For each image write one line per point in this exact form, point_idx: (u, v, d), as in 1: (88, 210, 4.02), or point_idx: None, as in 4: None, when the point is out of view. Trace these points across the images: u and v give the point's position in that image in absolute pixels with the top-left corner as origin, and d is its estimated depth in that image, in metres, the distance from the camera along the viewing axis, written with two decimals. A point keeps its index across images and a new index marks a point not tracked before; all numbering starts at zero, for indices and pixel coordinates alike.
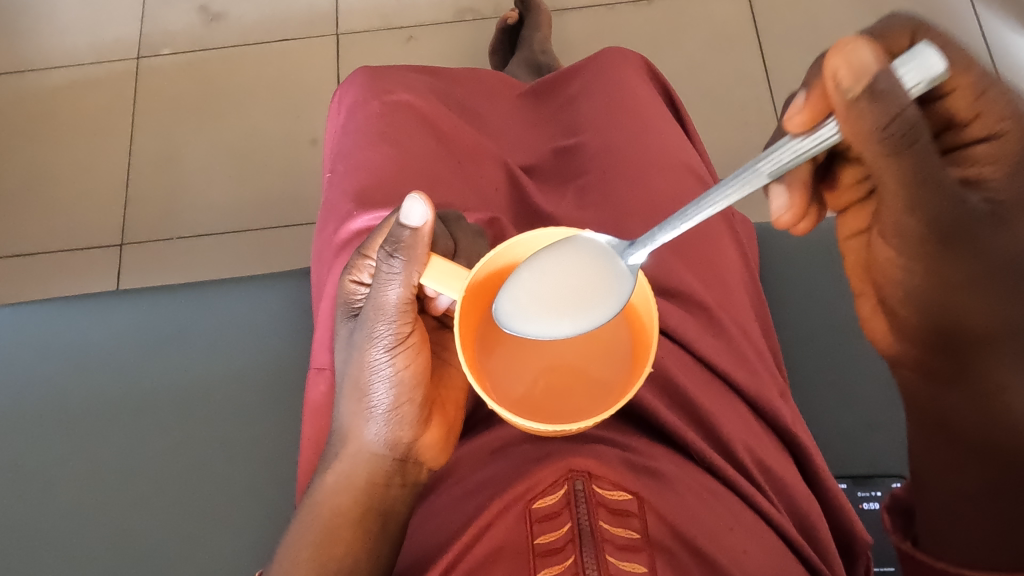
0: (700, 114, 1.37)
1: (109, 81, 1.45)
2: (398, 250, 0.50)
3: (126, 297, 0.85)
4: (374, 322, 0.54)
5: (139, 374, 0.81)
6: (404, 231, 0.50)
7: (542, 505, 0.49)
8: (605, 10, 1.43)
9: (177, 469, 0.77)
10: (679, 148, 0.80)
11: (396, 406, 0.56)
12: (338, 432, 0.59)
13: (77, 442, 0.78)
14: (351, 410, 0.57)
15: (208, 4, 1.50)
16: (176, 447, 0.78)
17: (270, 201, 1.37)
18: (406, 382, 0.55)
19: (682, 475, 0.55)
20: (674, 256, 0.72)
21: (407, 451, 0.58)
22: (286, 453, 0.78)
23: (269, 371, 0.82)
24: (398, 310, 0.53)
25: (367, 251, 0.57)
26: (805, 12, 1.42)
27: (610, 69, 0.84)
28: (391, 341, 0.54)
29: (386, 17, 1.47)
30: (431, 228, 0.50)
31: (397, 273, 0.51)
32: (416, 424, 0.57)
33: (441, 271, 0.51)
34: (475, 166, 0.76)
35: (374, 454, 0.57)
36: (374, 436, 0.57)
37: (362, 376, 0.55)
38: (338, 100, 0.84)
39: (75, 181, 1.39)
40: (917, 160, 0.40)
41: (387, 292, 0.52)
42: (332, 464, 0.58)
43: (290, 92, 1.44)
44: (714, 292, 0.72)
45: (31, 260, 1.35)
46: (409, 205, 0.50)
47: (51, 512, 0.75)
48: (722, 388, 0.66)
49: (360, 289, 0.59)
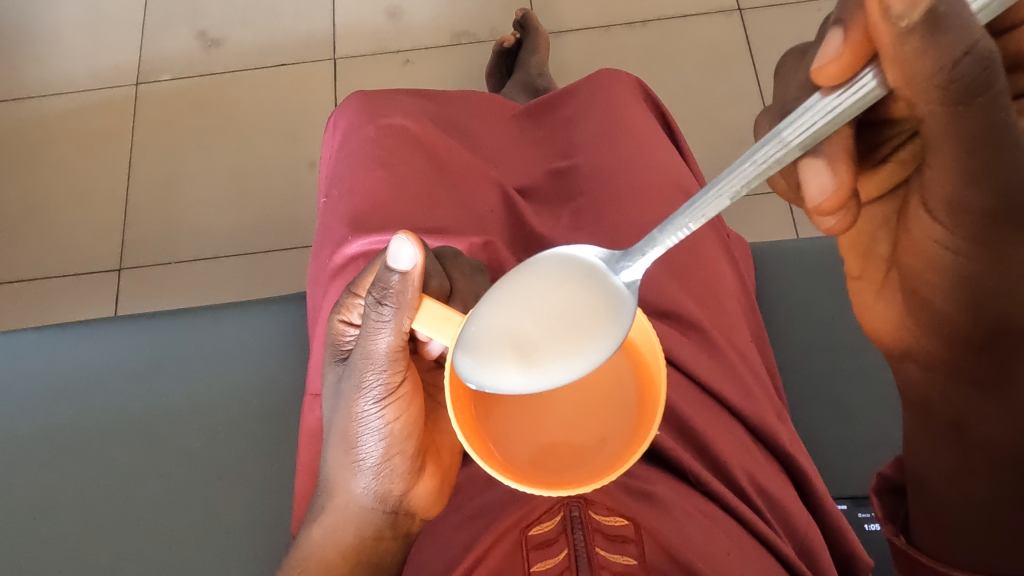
0: (694, 133, 1.38)
1: (105, 107, 1.46)
2: (387, 297, 0.50)
3: (119, 321, 0.85)
4: (363, 372, 0.53)
5: (136, 403, 0.81)
6: (393, 275, 0.49)
7: (537, 531, 0.49)
8: (599, 32, 1.45)
9: (166, 492, 0.77)
10: (674, 169, 0.80)
11: (386, 459, 0.56)
12: (325, 483, 0.59)
13: (67, 467, 0.78)
14: (338, 462, 0.57)
15: (206, 30, 1.51)
16: (175, 478, 0.77)
17: (268, 226, 1.38)
18: (397, 434, 0.55)
19: (679, 499, 0.55)
20: (672, 279, 0.72)
21: (398, 503, 0.58)
22: (279, 475, 0.78)
23: (265, 394, 0.82)
24: (388, 360, 0.53)
25: (356, 290, 0.56)
26: (800, 32, 1.43)
27: (606, 89, 0.84)
28: (381, 393, 0.53)
29: (383, 41, 1.48)
30: (421, 270, 0.49)
31: (388, 321, 0.50)
32: (406, 477, 0.57)
33: (432, 315, 0.49)
34: (470, 189, 0.76)
35: (363, 505, 0.58)
36: (361, 489, 0.57)
37: (351, 428, 0.55)
38: (332, 124, 0.84)
39: (69, 206, 1.40)
40: (981, 118, 0.34)
41: (377, 340, 0.52)
42: (321, 511, 0.59)
43: (286, 116, 1.44)
44: (710, 315, 0.72)
45: (27, 285, 1.35)
46: (398, 248, 0.49)
47: (49, 546, 0.74)
48: (719, 409, 0.67)
49: (349, 330, 0.58)
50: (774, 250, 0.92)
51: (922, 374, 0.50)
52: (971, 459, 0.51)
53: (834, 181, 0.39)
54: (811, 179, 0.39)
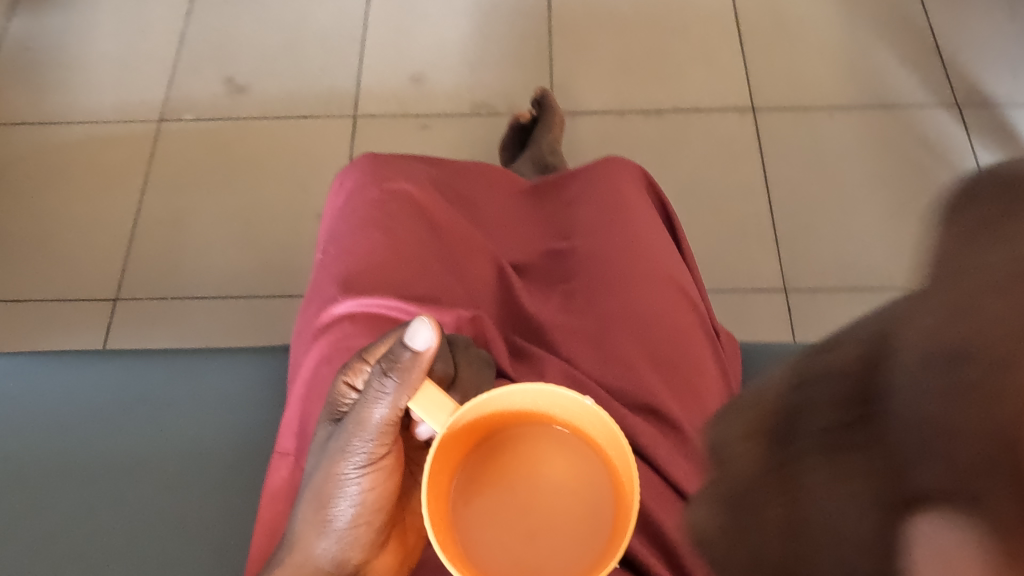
0: (697, 225, 1.40)
1: (125, 140, 1.49)
2: (394, 370, 0.51)
3: (103, 356, 0.84)
4: (353, 438, 0.54)
5: (107, 438, 0.79)
6: (406, 352, 0.51)
7: None
8: (614, 119, 1.49)
9: (124, 537, 0.75)
10: (670, 261, 0.81)
11: (353, 527, 0.57)
12: (287, 536, 0.57)
13: (28, 499, 0.76)
14: (306, 519, 0.57)
15: (234, 77, 1.55)
16: (132, 522, 0.76)
17: (268, 271, 1.38)
18: (369, 503, 0.56)
19: None
20: (652, 366, 0.72)
21: (354, 570, 0.58)
22: (238, 531, 0.76)
23: (237, 445, 0.80)
24: (378, 431, 0.54)
25: (368, 357, 0.56)
26: (809, 138, 1.47)
27: (611, 175, 0.86)
28: (364, 460, 0.55)
29: (404, 104, 1.52)
30: (432, 354, 0.51)
31: (387, 394, 0.52)
32: (366, 545, 0.58)
33: (428, 399, 0.51)
34: (467, 261, 0.77)
35: (317, 566, 0.57)
36: (323, 550, 0.57)
37: (328, 489, 0.56)
38: (338, 183, 0.85)
39: (75, 233, 1.41)
40: None
41: (373, 410, 0.53)
42: (272, 569, 0.57)
43: (300, 166, 1.47)
44: (690, 414, 0.71)
45: (21, 306, 1.35)
46: (416, 330, 0.51)
47: None
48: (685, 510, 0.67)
49: (350, 393, 0.58)
50: None
51: None
52: None
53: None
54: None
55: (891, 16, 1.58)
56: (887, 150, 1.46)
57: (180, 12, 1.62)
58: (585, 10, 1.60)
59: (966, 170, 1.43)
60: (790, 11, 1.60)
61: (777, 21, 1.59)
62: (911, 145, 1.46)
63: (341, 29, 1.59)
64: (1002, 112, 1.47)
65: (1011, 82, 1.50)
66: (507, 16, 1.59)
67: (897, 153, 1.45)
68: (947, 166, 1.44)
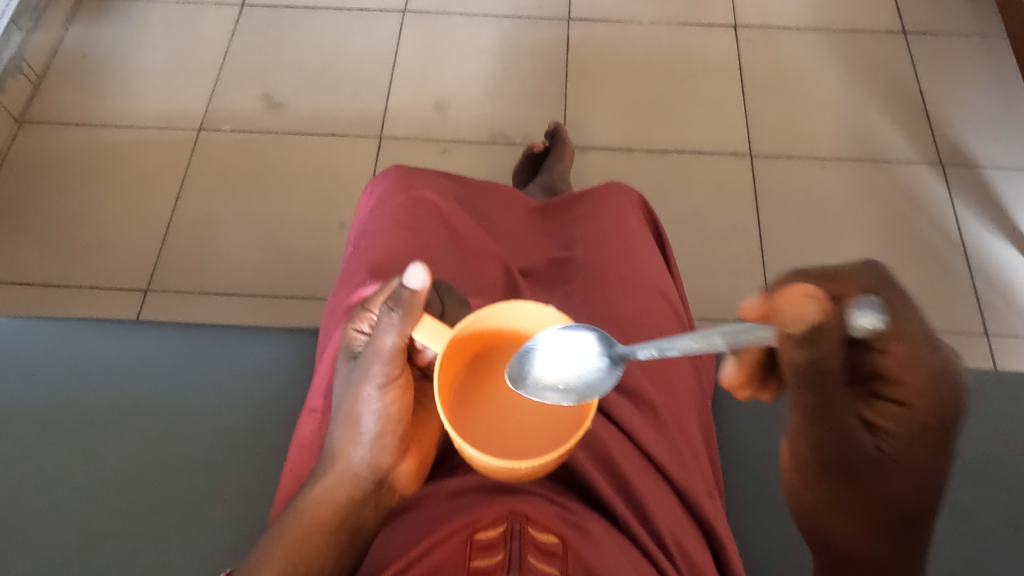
0: (692, 256, 1.50)
1: (167, 145, 1.61)
2: (397, 305, 0.61)
3: (153, 327, 0.98)
4: (371, 363, 0.63)
5: (156, 398, 0.92)
6: (405, 290, 0.61)
7: (483, 536, 0.56)
8: (621, 154, 1.61)
9: (166, 481, 0.87)
10: (658, 276, 0.90)
11: (380, 436, 0.65)
12: (328, 453, 0.66)
13: (85, 445, 0.88)
14: (342, 435, 0.65)
15: (272, 95, 1.67)
16: (173, 471, 0.88)
17: (291, 273, 1.49)
18: (390, 415, 0.64)
19: (607, 538, 0.62)
20: (638, 360, 0.82)
21: (384, 476, 0.66)
22: (262, 485, 0.88)
23: (264, 410, 0.93)
24: (390, 356, 0.62)
25: (369, 305, 0.67)
26: (801, 184, 1.58)
27: (611, 198, 0.97)
28: (383, 380, 0.63)
29: (428, 129, 1.64)
30: (425, 291, 0.61)
31: (394, 324, 0.61)
32: (393, 453, 0.66)
33: (429, 327, 0.60)
34: (480, 263, 0.87)
35: (356, 474, 0.65)
36: (360, 458, 0.65)
37: (356, 407, 0.64)
38: (369, 191, 0.96)
39: (114, 226, 1.52)
40: (817, 397, 0.51)
41: (385, 338, 0.62)
42: (314, 483, 0.65)
43: (327, 179, 1.58)
44: (667, 401, 0.80)
45: (59, 290, 1.45)
46: (412, 271, 0.61)
47: (55, 514, 0.84)
48: (654, 472, 0.74)
49: (359, 337, 0.69)
50: None
51: (853, 540, 0.56)
52: (870, 525, 0.55)
53: (815, 309, 0.46)
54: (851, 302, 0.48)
55: (884, 79, 1.70)
56: (874, 200, 1.56)
57: (226, 32, 1.75)
58: (601, 53, 1.73)
59: (945, 222, 1.54)
60: (790, 67, 1.72)
61: (778, 76, 1.71)
62: (895, 197, 1.57)
63: (374, 58, 1.72)
64: (982, 172, 1.59)
65: (992, 146, 1.61)
66: (528, 55, 1.72)
67: (882, 204, 1.56)
68: (928, 218, 1.55)
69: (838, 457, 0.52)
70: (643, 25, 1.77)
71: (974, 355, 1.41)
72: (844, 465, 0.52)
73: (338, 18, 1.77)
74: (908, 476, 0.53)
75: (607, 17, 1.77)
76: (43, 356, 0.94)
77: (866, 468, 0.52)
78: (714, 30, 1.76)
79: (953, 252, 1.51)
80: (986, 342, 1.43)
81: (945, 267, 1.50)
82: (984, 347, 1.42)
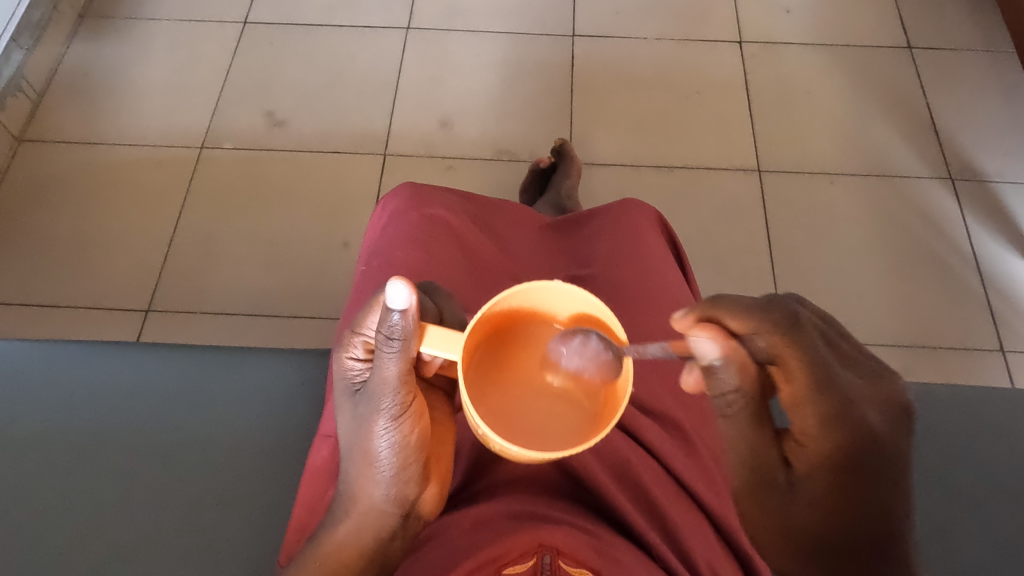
0: (701, 274, 1.48)
1: (168, 163, 1.59)
2: (394, 333, 0.56)
3: (152, 350, 0.95)
4: (379, 395, 0.59)
5: (161, 424, 0.89)
6: (395, 314, 0.55)
7: (511, 571, 0.55)
8: (628, 171, 1.60)
9: (173, 511, 0.84)
10: (679, 291, 0.88)
11: (400, 469, 0.61)
12: (346, 493, 0.63)
13: (88, 475, 0.85)
14: (360, 473, 0.62)
15: (274, 112, 1.66)
16: (183, 499, 0.85)
17: (294, 292, 1.46)
18: (411, 445, 0.61)
19: (640, 567, 0.60)
20: (664, 383, 0.82)
21: (411, 507, 0.63)
22: (272, 515, 0.85)
23: (273, 435, 0.90)
24: (398, 381, 0.59)
25: (358, 328, 0.62)
26: (811, 199, 1.57)
27: (626, 213, 0.95)
28: (395, 411, 0.60)
29: (433, 146, 1.62)
30: (414, 306, 0.55)
31: (396, 350, 0.57)
32: (418, 482, 0.63)
33: (438, 338, 0.56)
34: (496, 283, 0.85)
35: (382, 512, 0.62)
36: (381, 495, 0.62)
37: (370, 443, 0.61)
38: (381, 209, 0.94)
39: (114, 246, 1.50)
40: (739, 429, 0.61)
41: (388, 366, 0.58)
42: (338, 523, 0.63)
43: (330, 197, 1.56)
44: (693, 419, 0.81)
45: (58, 312, 1.43)
46: (393, 291, 0.54)
47: (58, 547, 0.81)
48: (686, 499, 0.73)
49: (354, 364, 0.64)
50: None
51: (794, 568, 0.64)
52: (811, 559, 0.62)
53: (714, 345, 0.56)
54: (734, 321, 0.57)
55: (891, 94, 1.69)
56: (884, 215, 1.55)
57: (228, 49, 1.73)
58: (606, 69, 1.71)
59: (957, 237, 1.53)
60: (796, 83, 1.71)
61: (784, 91, 1.70)
62: (906, 212, 1.55)
63: (377, 75, 1.70)
64: (992, 187, 1.57)
65: (1001, 160, 1.60)
66: (532, 71, 1.71)
67: (892, 219, 1.55)
68: (939, 233, 1.53)
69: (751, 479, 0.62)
70: (647, 40, 1.76)
71: (989, 371, 1.39)
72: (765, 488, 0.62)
73: (340, 35, 1.75)
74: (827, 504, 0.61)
75: (611, 33, 1.76)
76: (42, 381, 0.91)
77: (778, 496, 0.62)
78: (719, 46, 1.75)
79: (966, 268, 1.49)
80: (1001, 359, 1.41)
81: (959, 282, 1.48)
82: (999, 364, 1.40)
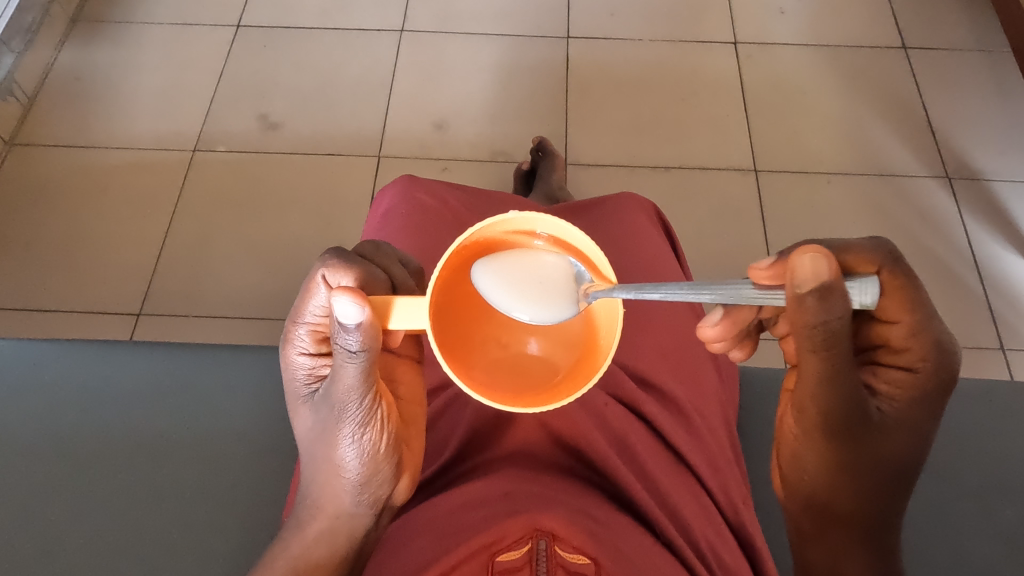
0: (698, 274, 1.47)
1: (161, 166, 1.58)
2: (356, 343, 0.54)
3: (140, 349, 0.93)
4: (343, 404, 0.57)
5: (147, 422, 0.88)
6: (349, 328, 0.53)
7: (505, 558, 0.54)
8: (622, 171, 1.59)
9: (160, 507, 0.82)
10: (677, 280, 0.88)
11: (370, 475, 0.60)
12: (314, 496, 0.61)
13: (71, 473, 0.83)
14: (327, 479, 0.60)
15: (268, 115, 1.65)
16: (170, 497, 0.83)
17: (287, 294, 1.44)
18: (380, 450, 0.59)
19: (638, 551, 0.59)
20: (664, 360, 0.84)
21: (383, 505, 0.62)
22: (262, 513, 0.83)
23: (264, 433, 0.89)
24: (361, 389, 0.57)
25: (297, 318, 0.62)
26: (807, 199, 1.56)
27: (626, 205, 0.94)
28: (361, 420, 0.58)
29: (428, 149, 1.61)
30: (368, 315, 0.53)
31: (357, 358, 0.54)
32: (390, 482, 0.61)
33: (405, 312, 0.55)
34: None
35: (354, 514, 0.61)
36: (352, 500, 0.60)
37: (337, 452, 0.59)
38: (377, 204, 0.93)
39: (105, 250, 1.48)
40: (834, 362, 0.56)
41: (348, 373, 0.56)
42: (306, 526, 0.60)
43: (323, 199, 1.55)
44: (692, 395, 0.82)
45: (48, 316, 1.41)
46: (342, 305, 0.53)
47: (39, 548, 0.79)
48: (684, 471, 0.76)
49: (302, 361, 0.62)
50: (760, 375, 0.98)
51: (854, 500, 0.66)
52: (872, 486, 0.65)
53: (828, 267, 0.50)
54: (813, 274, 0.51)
55: (887, 94, 1.69)
56: (881, 214, 1.54)
57: (221, 53, 1.73)
58: (602, 70, 1.71)
59: (955, 236, 1.52)
60: (791, 83, 1.71)
61: (779, 91, 1.70)
62: (903, 210, 1.55)
63: (371, 77, 1.70)
64: (990, 186, 1.56)
65: (998, 159, 1.59)
66: (527, 73, 1.70)
67: (889, 218, 1.54)
68: (937, 232, 1.52)
69: (845, 416, 0.59)
70: (643, 42, 1.75)
71: (988, 370, 1.38)
72: (851, 422, 0.60)
73: (335, 38, 1.74)
74: (902, 435, 0.62)
75: (606, 35, 1.75)
76: (27, 379, 0.89)
77: (866, 430, 0.61)
78: (714, 47, 1.75)
79: (964, 266, 1.48)
80: (1001, 357, 1.39)
81: (957, 281, 1.47)
82: (1000, 363, 1.39)
